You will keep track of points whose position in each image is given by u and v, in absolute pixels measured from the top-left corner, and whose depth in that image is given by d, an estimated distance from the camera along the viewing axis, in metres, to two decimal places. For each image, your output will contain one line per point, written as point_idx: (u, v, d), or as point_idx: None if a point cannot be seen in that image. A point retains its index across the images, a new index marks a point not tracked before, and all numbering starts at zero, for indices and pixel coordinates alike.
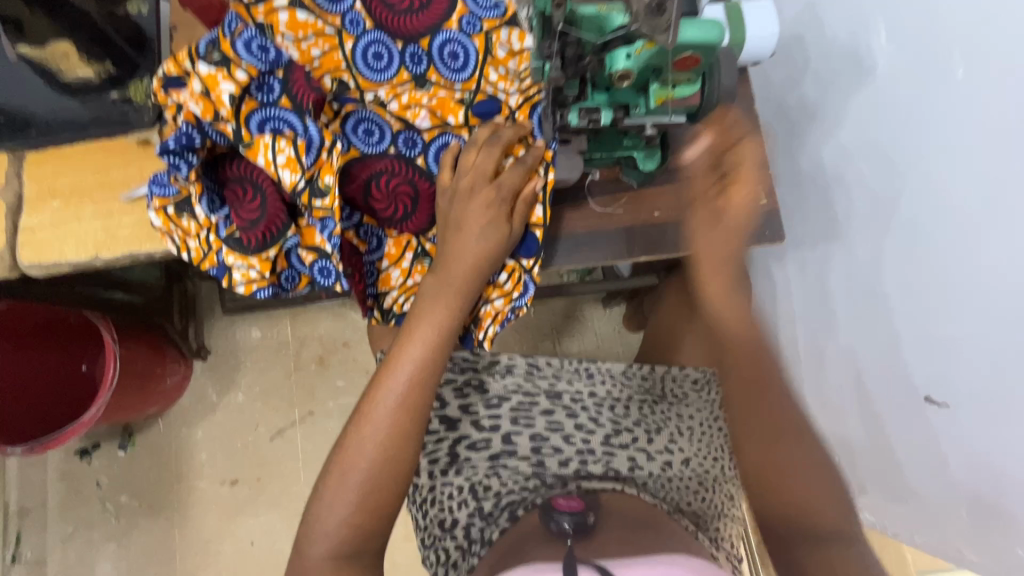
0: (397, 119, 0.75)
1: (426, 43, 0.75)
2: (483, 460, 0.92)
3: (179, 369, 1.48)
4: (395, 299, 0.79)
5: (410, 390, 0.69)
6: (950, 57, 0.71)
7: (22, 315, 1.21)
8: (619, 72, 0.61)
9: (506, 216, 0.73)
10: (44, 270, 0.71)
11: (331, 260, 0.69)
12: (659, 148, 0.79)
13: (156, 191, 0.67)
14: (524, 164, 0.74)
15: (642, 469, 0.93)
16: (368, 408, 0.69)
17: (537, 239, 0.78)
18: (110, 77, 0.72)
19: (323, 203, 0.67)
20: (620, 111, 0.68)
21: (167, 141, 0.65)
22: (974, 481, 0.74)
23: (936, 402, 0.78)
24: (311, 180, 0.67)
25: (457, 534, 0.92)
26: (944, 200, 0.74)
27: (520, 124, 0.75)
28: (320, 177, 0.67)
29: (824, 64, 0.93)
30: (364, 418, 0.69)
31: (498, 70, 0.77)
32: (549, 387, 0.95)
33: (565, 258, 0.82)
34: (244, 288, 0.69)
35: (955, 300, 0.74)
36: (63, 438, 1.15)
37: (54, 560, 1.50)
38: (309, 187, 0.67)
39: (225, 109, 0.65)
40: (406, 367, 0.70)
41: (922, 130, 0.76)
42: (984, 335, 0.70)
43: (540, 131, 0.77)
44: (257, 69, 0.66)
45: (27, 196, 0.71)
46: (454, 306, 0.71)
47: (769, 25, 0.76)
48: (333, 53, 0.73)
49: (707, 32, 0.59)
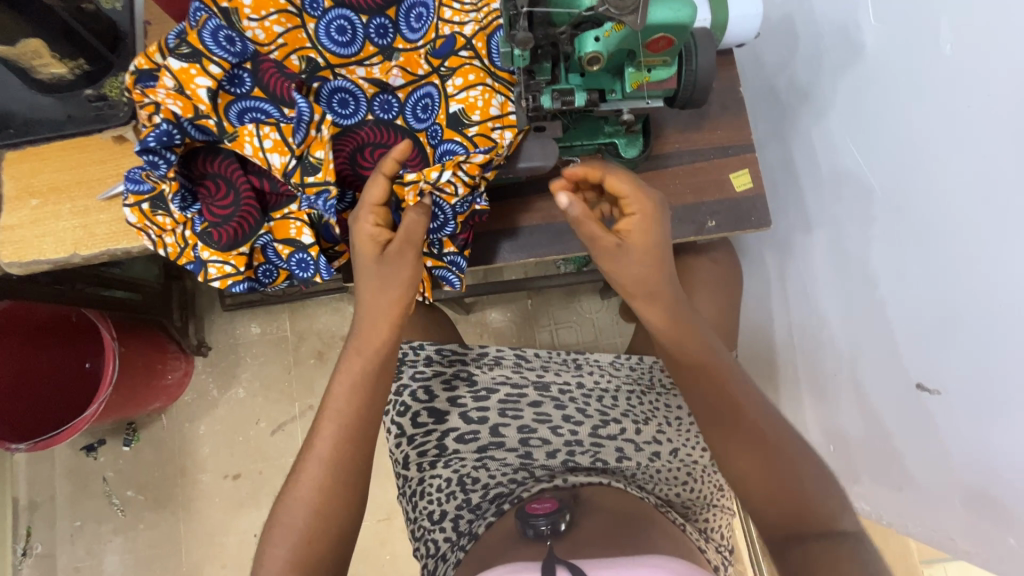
0: (370, 83, 0.72)
1: (392, 13, 0.72)
2: (471, 452, 0.94)
3: (180, 365, 1.53)
4: None
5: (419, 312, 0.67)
6: (936, 30, 0.70)
7: (25, 313, 1.24)
8: (588, 56, 0.59)
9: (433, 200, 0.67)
10: (24, 268, 0.71)
11: (308, 252, 0.68)
12: (640, 135, 0.79)
13: (131, 187, 0.67)
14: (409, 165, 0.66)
15: (629, 460, 0.92)
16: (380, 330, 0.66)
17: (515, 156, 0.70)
18: (84, 73, 0.71)
19: (316, 179, 0.65)
20: (594, 94, 0.66)
21: (147, 139, 0.64)
22: (975, 476, 0.71)
23: (928, 390, 0.76)
24: (302, 158, 0.66)
25: (446, 526, 0.93)
26: (944, 182, 0.71)
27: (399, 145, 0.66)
28: (310, 154, 0.66)
29: (813, 44, 0.90)
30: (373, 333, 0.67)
31: (453, 6, 0.72)
32: (537, 378, 0.96)
33: (511, 254, 0.81)
34: (219, 283, 0.68)
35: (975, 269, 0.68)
36: (64, 434, 1.16)
37: (64, 553, 1.54)
38: (300, 165, 0.66)
39: (203, 105, 0.64)
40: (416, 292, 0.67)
41: (924, 103, 0.72)
42: (995, 322, 0.66)
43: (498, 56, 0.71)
44: (228, 62, 0.65)
45: (5, 194, 0.72)
46: None
47: (752, 4, 0.74)
48: (297, 32, 0.70)
49: (678, 11, 0.57)
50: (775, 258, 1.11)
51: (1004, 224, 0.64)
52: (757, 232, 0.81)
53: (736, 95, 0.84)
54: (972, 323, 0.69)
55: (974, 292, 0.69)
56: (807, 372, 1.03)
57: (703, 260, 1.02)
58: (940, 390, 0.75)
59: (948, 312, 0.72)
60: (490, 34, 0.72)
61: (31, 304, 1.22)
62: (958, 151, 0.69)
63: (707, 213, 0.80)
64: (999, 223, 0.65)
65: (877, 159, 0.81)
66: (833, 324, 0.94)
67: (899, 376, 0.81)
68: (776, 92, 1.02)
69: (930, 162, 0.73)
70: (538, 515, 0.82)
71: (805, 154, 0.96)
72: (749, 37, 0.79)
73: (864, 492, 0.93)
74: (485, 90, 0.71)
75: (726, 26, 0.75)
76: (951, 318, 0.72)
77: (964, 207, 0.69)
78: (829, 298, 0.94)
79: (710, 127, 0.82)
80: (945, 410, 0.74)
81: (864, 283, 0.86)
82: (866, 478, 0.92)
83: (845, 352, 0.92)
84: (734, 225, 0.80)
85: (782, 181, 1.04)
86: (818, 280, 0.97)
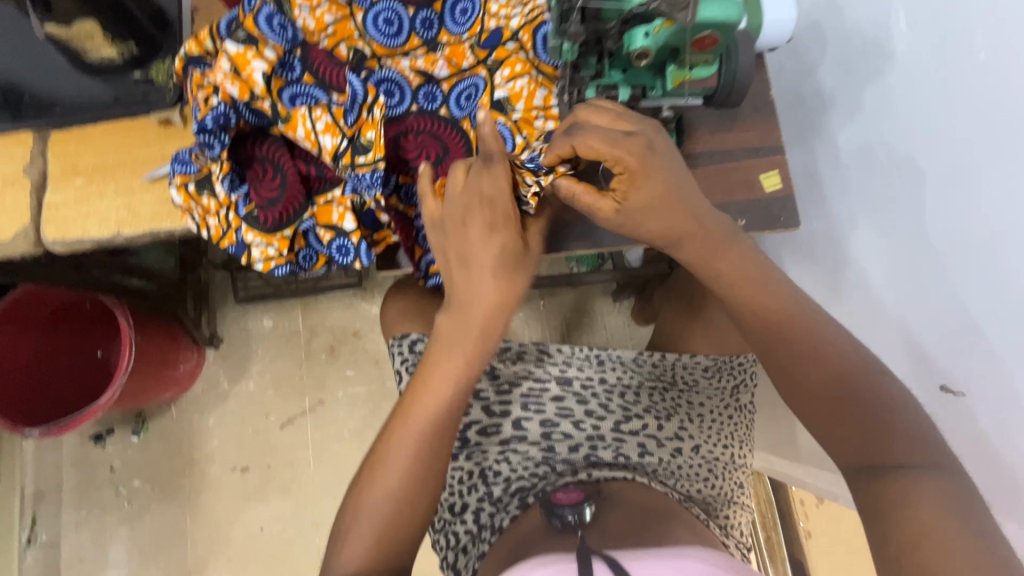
0: (415, 74, 0.74)
1: (438, 6, 0.73)
2: (493, 445, 0.95)
3: (192, 356, 1.52)
4: None
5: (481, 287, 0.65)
6: (970, 37, 0.72)
7: (36, 300, 1.24)
8: (638, 51, 0.60)
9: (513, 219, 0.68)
10: (67, 247, 0.72)
11: (349, 238, 0.69)
12: (673, 133, 0.80)
13: (178, 168, 0.69)
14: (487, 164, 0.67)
15: (651, 455, 0.93)
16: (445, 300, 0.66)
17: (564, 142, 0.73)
18: (133, 57, 0.72)
19: (366, 159, 0.67)
20: (637, 90, 0.68)
21: (204, 120, 0.65)
22: (1001, 477, 0.72)
23: (953, 391, 0.78)
24: (353, 138, 0.67)
25: (468, 518, 0.93)
26: (972, 188, 0.73)
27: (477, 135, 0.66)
28: (361, 135, 0.68)
29: (841, 51, 0.92)
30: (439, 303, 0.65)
31: (499, 0, 0.74)
32: (559, 373, 0.96)
33: None
34: (263, 265, 0.69)
35: (1002, 274, 0.70)
36: (79, 420, 1.17)
37: (69, 541, 1.53)
38: (351, 146, 0.67)
39: (258, 87, 0.65)
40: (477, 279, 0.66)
41: (954, 107, 0.74)
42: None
43: (544, 50, 0.73)
44: (282, 48, 0.66)
45: (50, 173, 0.73)
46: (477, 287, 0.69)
47: (787, 8, 0.76)
48: (346, 22, 0.72)
49: (726, 10, 0.59)
50: (795, 263, 1.12)
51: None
52: (785, 232, 0.82)
53: (767, 98, 0.85)
54: (993, 324, 0.71)
55: (1005, 296, 0.69)
56: None
57: None
58: (964, 392, 0.76)
59: (975, 315, 0.73)
60: (538, 26, 0.73)
61: (44, 290, 1.22)
62: (991, 155, 0.70)
63: (736, 213, 0.82)
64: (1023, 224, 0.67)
65: (904, 164, 0.82)
66: (856, 326, 0.95)
67: (922, 377, 0.82)
68: (801, 98, 1.03)
69: (962, 165, 0.74)
70: (563, 503, 0.84)
71: (829, 158, 0.98)
72: (781, 41, 0.80)
73: None
74: (529, 81, 0.73)
75: (761, 28, 0.77)
76: (980, 321, 0.73)
77: (991, 209, 0.70)
78: (852, 300, 0.95)
79: (741, 129, 0.84)
80: (969, 411, 0.76)
81: (887, 286, 0.87)
82: None
83: None
84: (763, 225, 0.81)
85: (804, 185, 1.05)
86: (842, 282, 0.98)
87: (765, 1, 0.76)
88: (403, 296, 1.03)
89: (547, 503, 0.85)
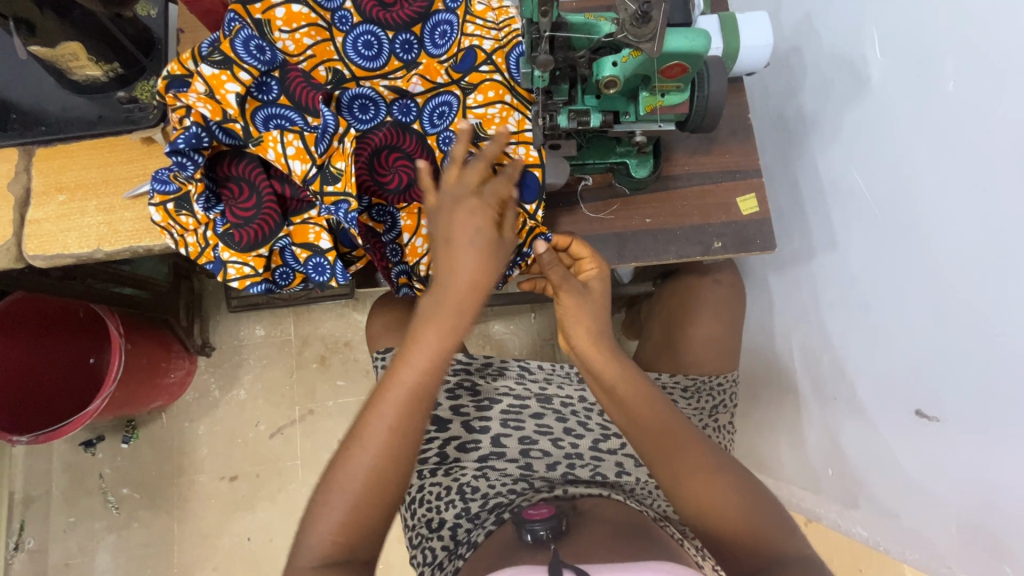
0: (390, 89, 0.75)
1: (417, 29, 0.74)
2: (472, 462, 0.94)
3: (184, 364, 1.53)
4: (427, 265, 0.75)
5: None
6: (940, 70, 0.73)
7: (29, 308, 1.25)
8: (606, 79, 0.62)
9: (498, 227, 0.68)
10: (48, 262, 0.73)
11: (326, 256, 0.70)
12: (651, 156, 0.80)
13: (157, 187, 0.69)
14: (507, 174, 0.68)
15: (629, 475, 0.94)
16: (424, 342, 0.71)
17: (536, 179, 0.73)
18: (118, 76, 0.74)
19: (335, 188, 0.67)
20: (609, 115, 0.68)
21: (177, 141, 0.66)
22: (976, 501, 0.72)
23: (927, 417, 0.78)
24: (323, 167, 0.68)
25: (445, 534, 0.93)
26: (944, 214, 0.73)
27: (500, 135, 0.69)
28: (331, 163, 0.68)
29: (820, 74, 0.93)
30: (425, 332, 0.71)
31: (476, 23, 0.75)
32: (540, 390, 0.97)
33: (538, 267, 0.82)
34: (238, 283, 0.70)
35: (995, 297, 0.68)
36: (68, 428, 1.17)
37: (56, 549, 1.53)
38: (320, 173, 0.68)
39: (231, 109, 0.67)
40: None
41: (926, 138, 0.75)
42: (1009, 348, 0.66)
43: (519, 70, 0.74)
44: (258, 70, 0.68)
45: (34, 189, 0.74)
46: None
47: (763, 35, 0.77)
48: (326, 44, 0.73)
49: (693, 41, 0.60)
50: (779, 282, 1.12)
51: (988, 260, 0.69)
52: (762, 255, 0.82)
53: (745, 121, 0.86)
54: (945, 355, 0.74)
55: (985, 323, 0.69)
56: (803, 399, 1.04)
57: (707, 280, 1.03)
58: (939, 417, 0.76)
59: (964, 341, 0.72)
60: (511, 49, 0.75)
61: (40, 299, 1.22)
62: (954, 189, 0.72)
63: (713, 234, 0.82)
64: (981, 259, 0.69)
65: (878, 189, 0.83)
66: (833, 350, 0.95)
67: (897, 401, 0.82)
68: (784, 119, 1.04)
69: (931, 193, 0.75)
70: (534, 519, 0.83)
71: (810, 179, 0.98)
72: (758, 66, 0.81)
73: (862, 517, 0.94)
74: (503, 107, 0.74)
75: (737, 54, 0.78)
76: (933, 356, 0.76)
77: (957, 240, 0.72)
78: (829, 322, 0.96)
79: (718, 152, 0.85)
80: (943, 438, 0.76)
81: (864, 309, 0.87)
82: (863, 503, 0.93)
83: (844, 374, 0.93)
84: (740, 247, 0.82)
85: (787, 205, 1.06)
86: (820, 304, 0.98)
87: (741, 26, 0.77)
88: (386, 310, 1.04)
89: (519, 518, 0.85)
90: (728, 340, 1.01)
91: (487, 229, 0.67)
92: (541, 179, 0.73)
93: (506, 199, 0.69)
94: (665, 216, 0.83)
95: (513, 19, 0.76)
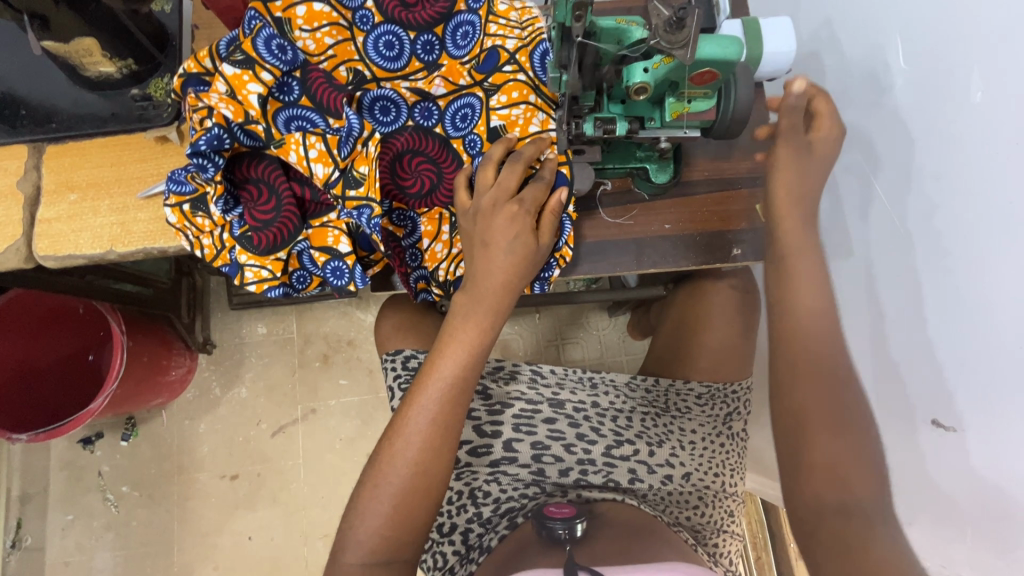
0: (411, 91, 0.73)
1: (440, 31, 0.73)
2: (483, 467, 0.94)
3: (184, 361, 1.52)
4: (447, 269, 0.75)
5: (468, 325, 0.70)
6: (968, 76, 0.71)
7: (27, 304, 1.21)
8: (637, 86, 0.61)
9: (534, 232, 0.70)
10: (58, 262, 0.71)
11: (345, 260, 0.69)
12: (671, 161, 0.80)
13: (173, 188, 0.67)
14: (542, 180, 0.71)
15: (642, 481, 0.93)
16: (445, 346, 0.71)
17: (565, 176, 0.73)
18: (132, 73, 0.72)
19: (357, 193, 0.66)
20: (635, 122, 0.68)
21: (197, 142, 0.65)
22: (982, 509, 0.71)
23: (943, 426, 0.76)
24: (345, 171, 0.67)
25: (456, 539, 0.92)
26: (966, 219, 0.72)
27: (540, 140, 0.71)
28: (354, 167, 0.67)
29: (839, 79, 0.92)
30: (447, 336, 0.71)
31: (499, 22, 0.74)
32: (551, 395, 0.96)
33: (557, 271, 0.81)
34: (255, 287, 0.69)
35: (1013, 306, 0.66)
36: (68, 426, 1.14)
37: (53, 546, 1.52)
38: (343, 177, 0.67)
39: (253, 110, 0.66)
40: (469, 332, 0.70)
41: (952, 144, 0.74)
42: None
43: (544, 69, 0.74)
44: (279, 69, 0.67)
45: (44, 187, 0.72)
46: (486, 328, 0.71)
47: (785, 41, 0.76)
48: (347, 44, 0.72)
49: (726, 49, 0.59)
50: None
51: (982, 266, 0.70)
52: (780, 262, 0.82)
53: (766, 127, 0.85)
54: (959, 365, 0.73)
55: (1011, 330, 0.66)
56: None
57: (721, 285, 1.03)
58: (956, 426, 0.74)
59: (979, 350, 0.70)
60: (534, 48, 0.74)
61: (41, 295, 1.20)
62: (982, 198, 0.70)
63: (732, 241, 0.81)
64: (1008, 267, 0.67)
65: (898, 197, 0.83)
66: None
67: (910, 406, 0.80)
68: None
69: (952, 198, 0.74)
70: (555, 518, 0.87)
71: None
72: (780, 71, 0.80)
73: None
74: (527, 108, 0.73)
75: (760, 59, 0.76)
76: (954, 362, 0.74)
77: (965, 252, 0.72)
78: None
79: (738, 158, 0.84)
80: (959, 449, 0.74)
81: (881, 312, 0.86)
82: None
83: None
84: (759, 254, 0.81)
85: None
86: None
87: (764, 30, 0.76)
88: (397, 311, 1.03)
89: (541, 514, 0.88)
90: (742, 344, 1.00)
91: (525, 235, 0.69)
92: (570, 175, 0.73)
93: (544, 204, 0.71)
94: (683, 222, 0.82)
95: (535, 18, 0.75)
